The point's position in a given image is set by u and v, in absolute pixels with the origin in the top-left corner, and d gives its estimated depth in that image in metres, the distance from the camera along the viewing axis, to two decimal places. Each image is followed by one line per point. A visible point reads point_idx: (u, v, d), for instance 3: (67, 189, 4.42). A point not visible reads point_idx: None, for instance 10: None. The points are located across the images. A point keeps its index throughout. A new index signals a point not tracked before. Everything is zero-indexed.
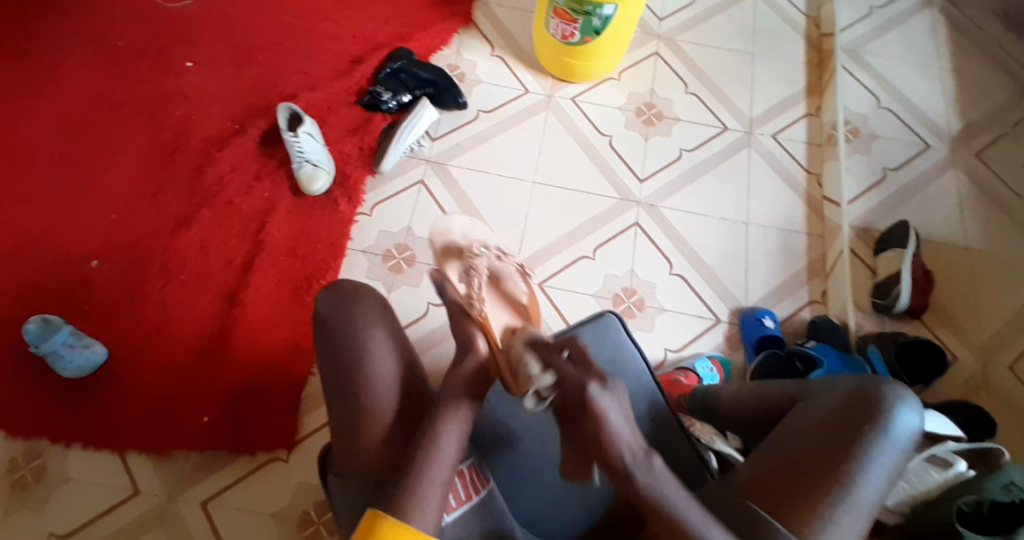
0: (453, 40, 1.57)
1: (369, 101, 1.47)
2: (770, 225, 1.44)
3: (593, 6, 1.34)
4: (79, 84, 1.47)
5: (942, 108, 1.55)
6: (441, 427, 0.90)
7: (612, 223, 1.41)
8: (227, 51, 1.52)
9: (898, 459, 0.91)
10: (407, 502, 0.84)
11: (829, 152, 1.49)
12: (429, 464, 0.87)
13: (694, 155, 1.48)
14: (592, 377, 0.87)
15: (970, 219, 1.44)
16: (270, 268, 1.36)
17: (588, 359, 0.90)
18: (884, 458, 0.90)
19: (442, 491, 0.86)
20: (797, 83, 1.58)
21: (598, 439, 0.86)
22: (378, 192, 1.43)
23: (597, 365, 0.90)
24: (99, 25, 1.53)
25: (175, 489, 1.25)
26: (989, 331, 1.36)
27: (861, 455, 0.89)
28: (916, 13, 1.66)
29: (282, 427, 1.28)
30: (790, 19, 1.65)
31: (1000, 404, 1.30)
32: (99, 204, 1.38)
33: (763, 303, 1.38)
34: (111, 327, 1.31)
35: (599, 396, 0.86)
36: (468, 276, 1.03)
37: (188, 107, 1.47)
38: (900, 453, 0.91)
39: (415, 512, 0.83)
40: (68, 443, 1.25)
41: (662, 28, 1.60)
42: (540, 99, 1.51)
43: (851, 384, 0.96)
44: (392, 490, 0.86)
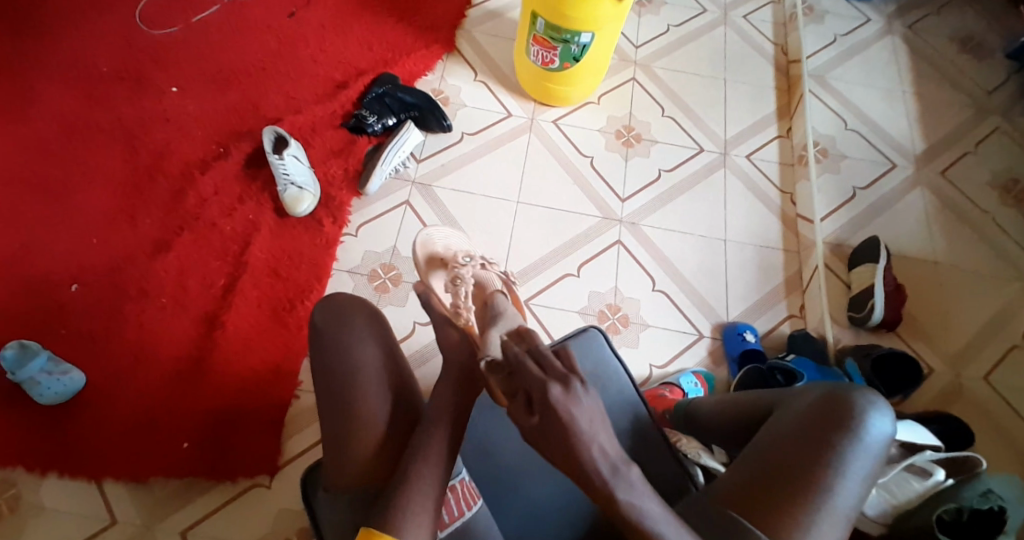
0: (436, 66, 1.61)
1: (354, 125, 1.50)
2: (747, 242, 1.48)
3: (571, 34, 1.39)
4: (63, 110, 1.48)
5: (905, 129, 1.62)
6: (428, 439, 0.90)
7: (594, 242, 1.43)
8: (211, 77, 1.54)
9: (871, 464, 0.92)
10: (396, 518, 0.84)
11: (801, 171, 1.55)
12: (423, 474, 0.87)
13: (673, 175, 1.52)
14: (556, 380, 0.82)
15: (938, 234, 1.50)
16: (253, 290, 1.36)
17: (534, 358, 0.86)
18: (858, 463, 0.91)
19: (433, 506, 0.86)
20: (767, 107, 1.64)
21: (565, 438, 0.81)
22: (362, 214, 1.44)
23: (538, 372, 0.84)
24: (84, 52, 1.55)
25: (154, 516, 1.21)
26: (961, 342, 1.40)
27: (835, 460, 0.91)
28: (877, 40, 1.75)
29: (264, 451, 1.26)
30: (758, 47, 1.72)
31: (974, 412, 1.33)
32: (80, 227, 1.38)
33: (744, 317, 1.41)
34: (91, 352, 1.29)
35: (563, 400, 0.81)
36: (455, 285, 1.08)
37: (172, 132, 1.48)
38: (873, 458, 0.92)
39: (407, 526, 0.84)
40: (43, 472, 1.22)
41: (638, 55, 1.66)
42: (522, 122, 1.55)
43: (823, 390, 0.98)
44: (385, 504, 0.86)
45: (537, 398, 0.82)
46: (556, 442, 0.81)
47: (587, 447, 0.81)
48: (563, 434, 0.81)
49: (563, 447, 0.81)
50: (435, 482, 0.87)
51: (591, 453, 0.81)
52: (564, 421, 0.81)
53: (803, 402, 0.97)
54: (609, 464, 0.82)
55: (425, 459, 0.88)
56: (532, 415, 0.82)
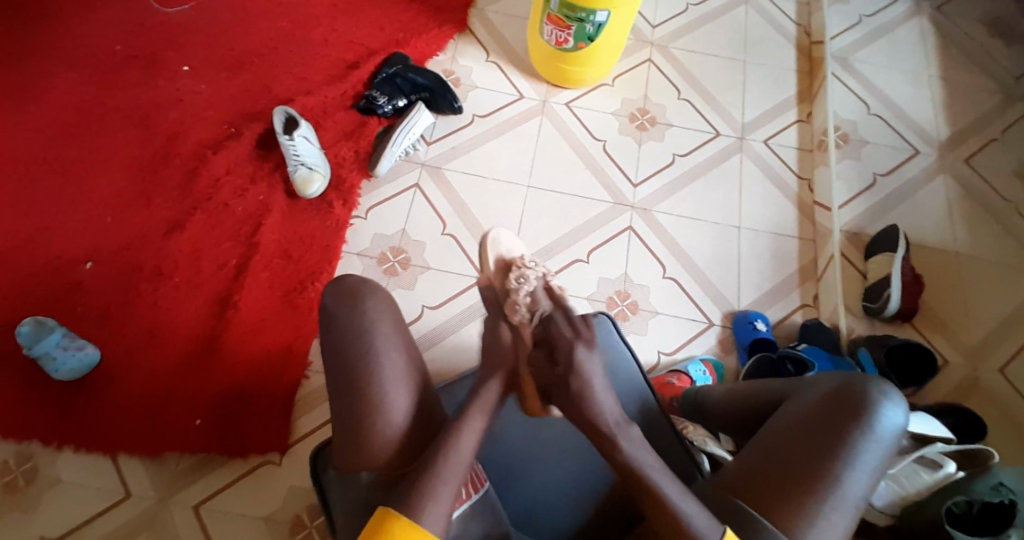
0: (448, 46, 1.58)
1: (364, 105, 1.48)
2: (761, 230, 1.45)
3: (586, 13, 1.35)
4: (76, 89, 1.48)
5: (931, 115, 1.57)
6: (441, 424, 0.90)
7: (606, 227, 1.42)
8: (222, 56, 1.54)
9: (882, 456, 0.91)
10: (417, 502, 0.84)
11: (820, 157, 1.51)
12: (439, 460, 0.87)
13: (687, 160, 1.49)
14: (581, 340, 0.97)
15: (960, 223, 1.46)
16: (264, 270, 1.37)
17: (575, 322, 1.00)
18: (870, 455, 0.90)
19: (453, 491, 0.86)
20: (787, 90, 1.60)
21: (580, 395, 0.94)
22: (372, 195, 1.43)
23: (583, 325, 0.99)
24: (96, 30, 1.55)
25: (167, 492, 1.24)
26: (978, 335, 1.37)
27: (846, 452, 0.90)
28: (904, 21, 1.69)
29: (276, 429, 1.27)
30: (780, 27, 1.67)
31: (990, 406, 1.31)
32: (93, 206, 1.39)
33: (756, 307, 1.39)
34: (106, 330, 1.31)
35: (585, 358, 0.95)
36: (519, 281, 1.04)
37: (184, 112, 1.48)
38: (884, 451, 0.91)
39: (426, 510, 0.84)
40: (60, 446, 1.25)
41: (654, 35, 1.62)
42: (534, 104, 1.53)
43: (836, 381, 0.96)
44: (407, 489, 0.86)
45: (563, 355, 0.97)
46: (574, 397, 0.95)
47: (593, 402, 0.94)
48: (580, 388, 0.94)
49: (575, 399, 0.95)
50: (452, 468, 0.87)
51: (604, 413, 0.93)
52: (582, 376, 0.95)
53: (815, 392, 0.96)
54: (613, 420, 0.93)
55: (441, 445, 0.88)
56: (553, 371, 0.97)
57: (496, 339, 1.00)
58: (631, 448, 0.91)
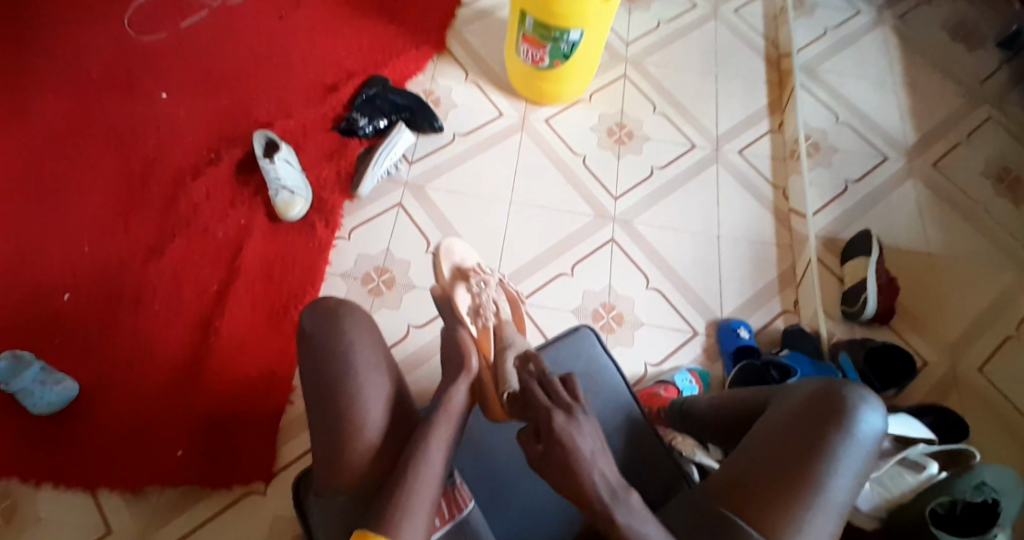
0: (427, 66, 1.60)
1: (345, 127, 1.49)
2: (740, 238, 1.48)
3: (560, 32, 1.38)
4: (51, 118, 1.47)
5: (897, 121, 1.62)
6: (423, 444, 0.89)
7: (587, 240, 1.43)
8: (200, 81, 1.53)
9: (864, 458, 0.93)
10: (397, 521, 0.83)
11: (793, 165, 1.54)
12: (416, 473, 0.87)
13: (665, 172, 1.52)
14: (558, 408, 0.87)
15: (931, 226, 1.50)
16: (245, 295, 1.36)
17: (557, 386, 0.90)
18: (851, 458, 0.92)
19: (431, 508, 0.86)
20: (759, 101, 1.64)
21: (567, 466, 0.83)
22: (355, 216, 1.44)
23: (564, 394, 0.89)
24: (71, 58, 1.54)
25: (149, 526, 1.21)
26: (955, 334, 1.40)
27: (829, 455, 0.91)
28: (868, 32, 1.75)
29: (258, 457, 1.26)
30: (749, 41, 1.72)
31: (969, 402, 1.33)
32: (70, 235, 1.37)
33: (738, 314, 1.41)
34: (85, 362, 1.28)
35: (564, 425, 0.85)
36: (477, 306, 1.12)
37: (162, 138, 1.47)
38: (866, 453, 0.93)
39: (402, 524, 0.83)
40: (38, 483, 1.22)
41: (628, 51, 1.66)
42: (514, 122, 1.55)
43: (815, 386, 0.98)
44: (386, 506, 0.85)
45: (543, 427, 0.86)
46: (558, 466, 0.84)
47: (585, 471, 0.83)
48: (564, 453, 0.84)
49: (565, 469, 0.83)
50: (433, 487, 0.87)
51: (591, 477, 0.82)
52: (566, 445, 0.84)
53: (797, 397, 0.98)
54: (608, 489, 0.82)
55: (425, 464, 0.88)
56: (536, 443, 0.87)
57: (458, 343, 1.02)
58: (625, 516, 0.80)
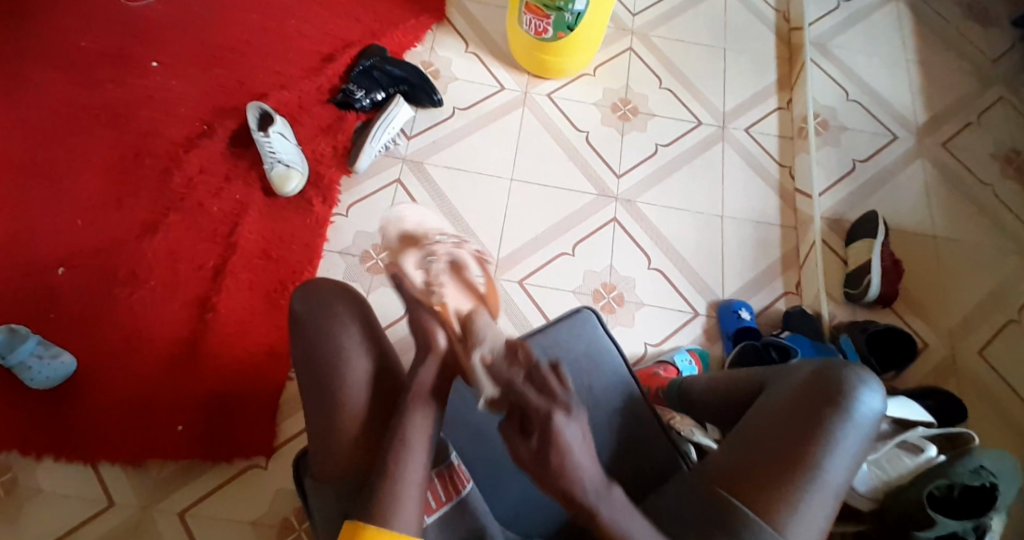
0: (426, 37, 1.55)
1: (342, 100, 1.45)
2: (744, 218, 1.46)
3: (565, 2, 1.34)
4: (39, 86, 1.43)
5: (909, 99, 1.58)
6: (407, 419, 0.87)
7: (590, 218, 1.41)
8: (192, 51, 1.49)
9: (861, 441, 0.93)
10: (383, 507, 0.81)
11: (801, 144, 1.51)
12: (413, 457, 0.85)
13: (669, 150, 1.49)
14: (557, 405, 0.78)
15: (937, 208, 1.48)
16: (243, 271, 1.34)
17: (551, 378, 0.80)
18: (848, 440, 0.92)
19: (419, 490, 0.83)
20: (768, 76, 1.60)
21: (558, 471, 0.77)
22: (352, 192, 1.41)
23: (560, 385, 0.80)
24: (58, 24, 1.49)
25: (151, 499, 1.22)
26: (956, 317, 1.39)
27: (825, 437, 0.91)
28: (882, 6, 1.70)
29: (259, 431, 1.26)
30: (760, 13, 1.66)
31: (968, 387, 1.33)
32: (62, 209, 1.34)
33: (740, 295, 1.40)
34: (80, 337, 1.27)
35: (563, 426, 0.77)
36: (427, 262, 0.91)
37: (154, 109, 1.43)
38: (863, 435, 0.93)
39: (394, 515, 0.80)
40: (38, 457, 1.22)
41: (635, 23, 1.61)
42: (516, 95, 1.51)
43: (813, 367, 0.98)
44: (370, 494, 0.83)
45: (536, 422, 0.78)
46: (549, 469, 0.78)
47: (576, 477, 0.78)
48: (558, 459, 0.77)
49: (553, 475, 0.78)
50: (418, 470, 0.84)
51: (578, 482, 0.78)
52: (561, 449, 0.77)
53: (796, 380, 0.97)
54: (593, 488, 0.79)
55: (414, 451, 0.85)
56: (528, 444, 0.79)
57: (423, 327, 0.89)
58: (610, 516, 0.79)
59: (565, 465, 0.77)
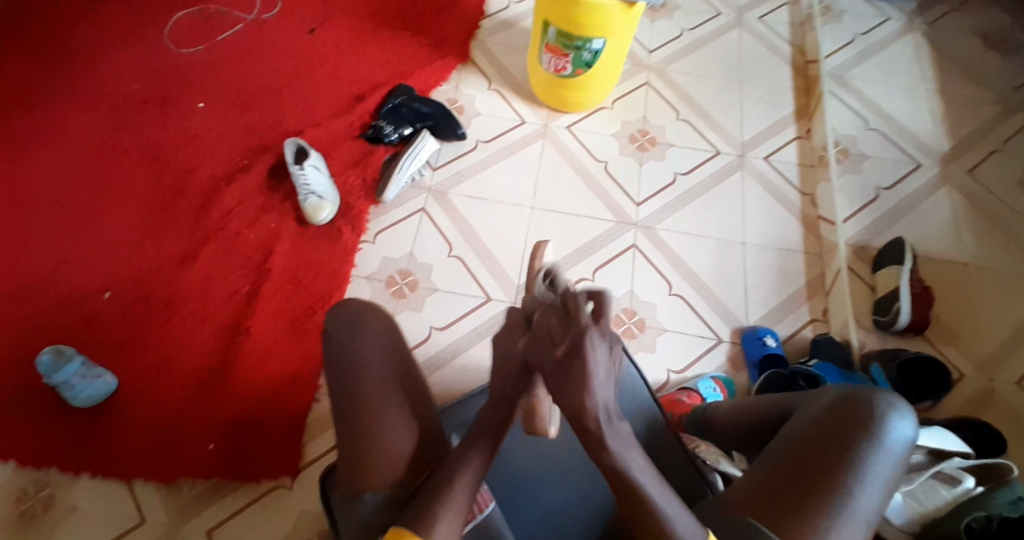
0: (452, 77, 1.64)
1: (372, 136, 1.53)
2: (765, 245, 1.46)
3: (582, 41, 1.40)
4: (98, 129, 1.55)
5: (930, 127, 1.58)
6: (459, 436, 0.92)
7: (610, 245, 1.43)
8: (236, 94, 1.60)
9: (893, 469, 0.90)
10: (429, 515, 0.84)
11: (821, 172, 1.52)
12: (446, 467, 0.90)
13: (687, 178, 1.52)
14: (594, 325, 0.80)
15: (966, 234, 1.45)
16: (275, 296, 1.40)
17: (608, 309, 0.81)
18: (879, 467, 0.89)
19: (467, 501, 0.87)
20: (785, 108, 1.62)
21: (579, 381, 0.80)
22: (381, 221, 1.47)
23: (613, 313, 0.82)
24: (118, 73, 1.63)
25: (180, 518, 1.25)
26: (993, 345, 1.35)
27: (855, 464, 0.88)
28: (898, 38, 1.72)
29: (287, 452, 1.28)
30: (775, 49, 1.71)
31: (1008, 417, 1.28)
32: (112, 239, 1.44)
33: (763, 322, 1.39)
34: (122, 360, 1.34)
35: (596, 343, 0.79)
36: None
37: (200, 147, 1.54)
38: (894, 463, 0.90)
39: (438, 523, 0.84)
40: (76, 474, 1.27)
41: (651, 59, 1.67)
42: (536, 129, 1.57)
43: (841, 391, 0.95)
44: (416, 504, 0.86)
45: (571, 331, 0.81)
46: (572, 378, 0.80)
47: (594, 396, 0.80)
48: (578, 377, 0.80)
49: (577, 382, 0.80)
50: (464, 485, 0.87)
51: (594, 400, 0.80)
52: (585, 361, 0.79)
53: (822, 404, 0.95)
54: (605, 414, 0.81)
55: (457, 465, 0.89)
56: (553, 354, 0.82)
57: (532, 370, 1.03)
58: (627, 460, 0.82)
59: (582, 374, 0.80)
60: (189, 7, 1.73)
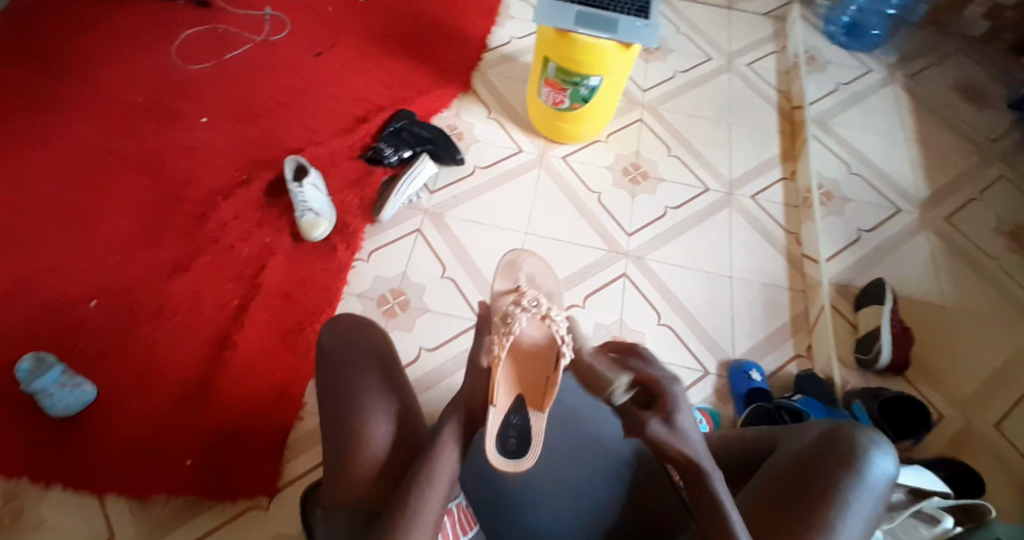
0: (452, 104, 1.68)
1: (371, 156, 1.55)
2: (752, 280, 1.50)
3: (580, 78, 1.46)
4: (97, 138, 1.56)
5: (909, 174, 1.66)
6: (435, 459, 0.90)
7: (600, 274, 1.46)
8: (238, 110, 1.62)
9: (875, 505, 0.91)
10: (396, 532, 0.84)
11: (805, 213, 1.57)
12: (422, 492, 0.88)
13: (678, 212, 1.56)
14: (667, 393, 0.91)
15: (943, 278, 1.51)
16: (265, 312, 1.39)
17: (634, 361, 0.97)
18: (861, 501, 0.90)
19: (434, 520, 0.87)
20: (772, 148, 1.69)
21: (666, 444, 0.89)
22: (375, 240, 1.48)
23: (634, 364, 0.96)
24: (121, 84, 1.64)
25: (152, 535, 1.21)
26: (969, 387, 1.38)
27: (837, 498, 0.90)
28: (879, 89, 1.81)
29: (266, 471, 1.26)
30: (763, 94, 1.78)
31: (984, 458, 1.31)
32: (103, 248, 1.43)
33: (749, 355, 1.41)
34: (103, 371, 1.32)
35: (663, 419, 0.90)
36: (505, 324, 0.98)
37: (198, 160, 1.55)
38: (876, 499, 0.91)
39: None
40: (47, 485, 1.23)
41: (645, 98, 1.73)
42: (532, 158, 1.61)
43: (826, 427, 0.97)
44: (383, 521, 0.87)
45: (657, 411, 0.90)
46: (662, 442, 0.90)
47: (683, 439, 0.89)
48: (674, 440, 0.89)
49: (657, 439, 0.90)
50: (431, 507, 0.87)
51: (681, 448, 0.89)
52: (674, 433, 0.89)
53: (807, 440, 0.97)
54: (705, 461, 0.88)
55: (432, 485, 0.88)
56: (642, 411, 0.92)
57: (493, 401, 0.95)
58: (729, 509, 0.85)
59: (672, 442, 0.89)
60: (195, 24, 1.76)
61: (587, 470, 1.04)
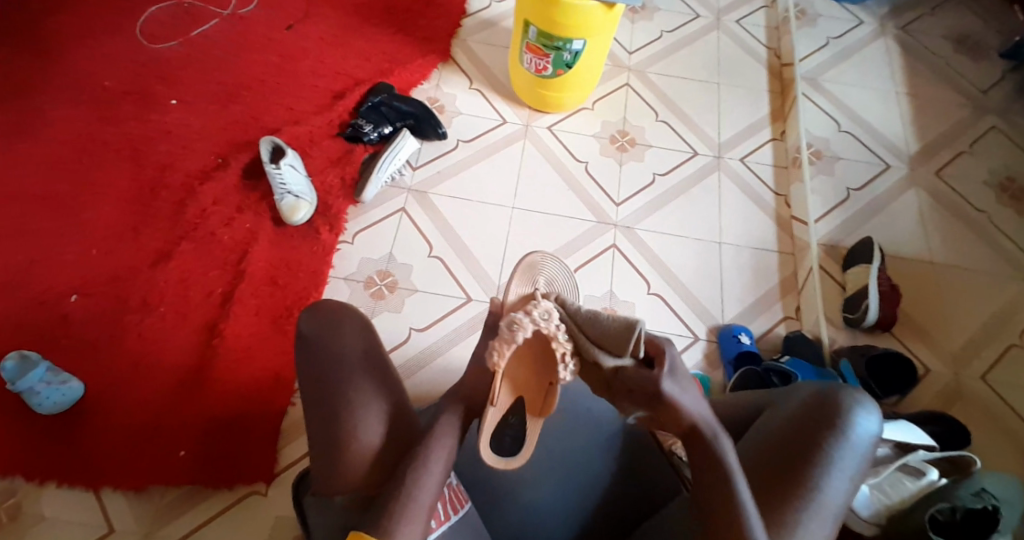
0: (432, 75, 1.63)
1: (351, 134, 1.51)
2: (742, 245, 1.48)
3: (563, 42, 1.40)
4: (64, 124, 1.50)
5: (900, 129, 1.63)
6: (429, 449, 0.89)
7: (590, 245, 1.44)
8: (210, 89, 1.56)
9: (859, 464, 0.91)
10: (390, 522, 0.83)
11: (795, 174, 1.55)
12: (416, 478, 0.86)
13: (667, 179, 1.53)
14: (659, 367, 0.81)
15: (933, 234, 1.50)
16: (251, 298, 1.37)
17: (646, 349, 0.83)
18: (845, 461, 0.90)
19: (428, 509, 0.85)
20: (762, 109, 1.65)
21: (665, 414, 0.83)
22: (359, 221, 1.45)
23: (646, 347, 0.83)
24: (85, 66, 1.57)
25: (152, 526, 1.22)
26: (958, 343, 1.39)
27: (822, 459, 0.89)
28: (871, 42, 1.76)
29: (261, 456, 1.26)
30: (752, 51, 1.73)
31: (975, 412, 1.32)
32: (80, 239, 1.39)
33: (740, 320, 1.41)
34: (89, 364, 1.30)
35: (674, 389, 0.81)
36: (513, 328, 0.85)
37: (172, 144, 1.50)
38: (860, 458, 0.91)
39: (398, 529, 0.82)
40: (42, 482, 1.22)
41: (632, 60, 1.68)
42: (517, 129, 1.57)
43: (811, 390, 0.96)
44: (377, 510, 0.85)
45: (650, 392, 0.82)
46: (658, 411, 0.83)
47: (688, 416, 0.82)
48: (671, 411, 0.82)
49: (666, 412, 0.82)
50: (427, 495, 0.86)
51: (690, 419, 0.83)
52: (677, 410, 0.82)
53: (793, 402, 0.96)
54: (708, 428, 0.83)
55: (427, 473, 0.87)
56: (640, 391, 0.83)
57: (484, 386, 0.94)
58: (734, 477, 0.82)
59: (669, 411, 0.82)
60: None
61: (580, 445, 1.04)
